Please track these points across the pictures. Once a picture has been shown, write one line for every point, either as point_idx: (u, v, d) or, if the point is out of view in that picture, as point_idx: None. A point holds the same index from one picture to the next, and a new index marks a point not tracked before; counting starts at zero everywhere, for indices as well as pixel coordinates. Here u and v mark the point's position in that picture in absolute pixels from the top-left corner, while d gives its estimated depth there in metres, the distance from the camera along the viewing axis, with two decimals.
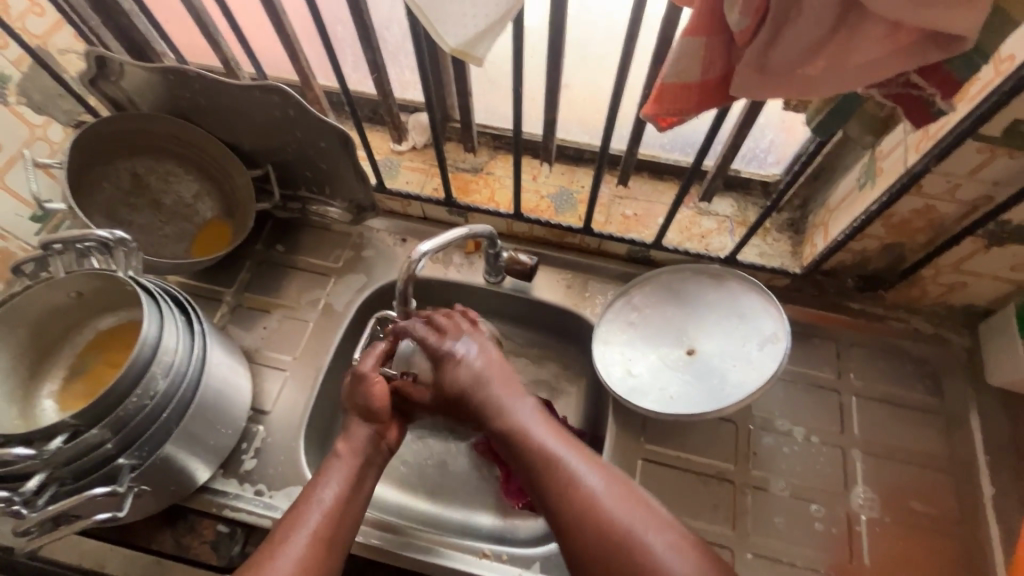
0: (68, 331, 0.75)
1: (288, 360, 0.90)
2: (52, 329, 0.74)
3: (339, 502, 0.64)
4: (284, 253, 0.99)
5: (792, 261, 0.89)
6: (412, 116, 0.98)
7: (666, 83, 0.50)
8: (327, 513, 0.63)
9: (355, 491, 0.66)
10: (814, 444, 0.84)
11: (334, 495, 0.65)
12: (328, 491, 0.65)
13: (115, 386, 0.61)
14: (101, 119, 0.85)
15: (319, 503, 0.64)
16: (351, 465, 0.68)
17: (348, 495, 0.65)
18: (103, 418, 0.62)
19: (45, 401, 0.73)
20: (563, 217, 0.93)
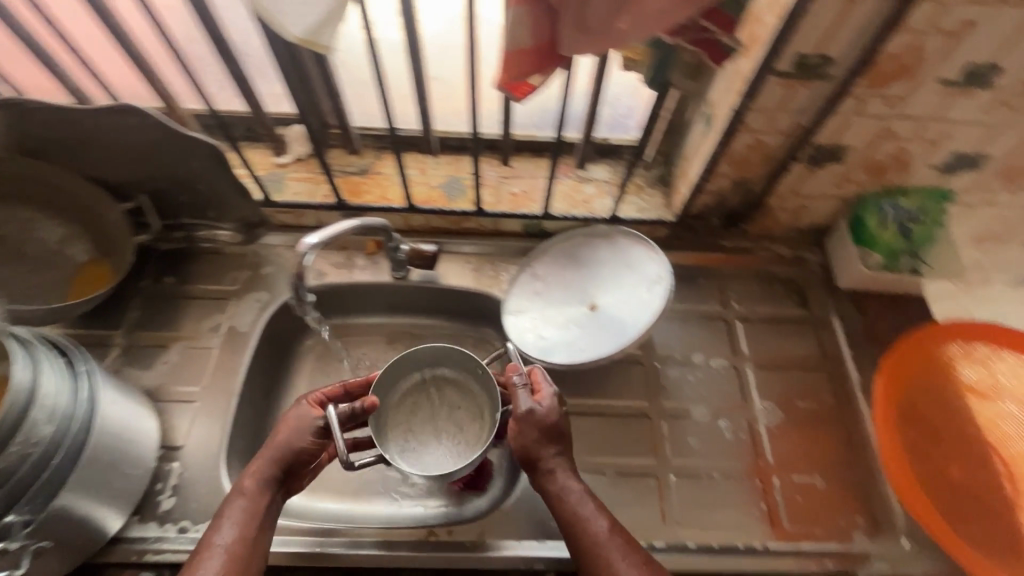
0: None
1: (196, 391, 0.86)
2: None
3: (238, 546, 0.63)
4: (175, 284, 0.94)
5: (666, 211, 0.99)
6: (289, 128, 0.98)
7: (507, 51, 0.55)
8: (227, 557, 0.62)
9: (256, 534, 0.65)
10: (713, 370, 0.93)
11: (231, 536, 0.63)
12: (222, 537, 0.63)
13: None
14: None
15: (217, 545, 0.62)
16: (246, 502, 0.66)
17: (248, 537, 0.64)
18: None
19: None
20: (455, 203, 0.97)
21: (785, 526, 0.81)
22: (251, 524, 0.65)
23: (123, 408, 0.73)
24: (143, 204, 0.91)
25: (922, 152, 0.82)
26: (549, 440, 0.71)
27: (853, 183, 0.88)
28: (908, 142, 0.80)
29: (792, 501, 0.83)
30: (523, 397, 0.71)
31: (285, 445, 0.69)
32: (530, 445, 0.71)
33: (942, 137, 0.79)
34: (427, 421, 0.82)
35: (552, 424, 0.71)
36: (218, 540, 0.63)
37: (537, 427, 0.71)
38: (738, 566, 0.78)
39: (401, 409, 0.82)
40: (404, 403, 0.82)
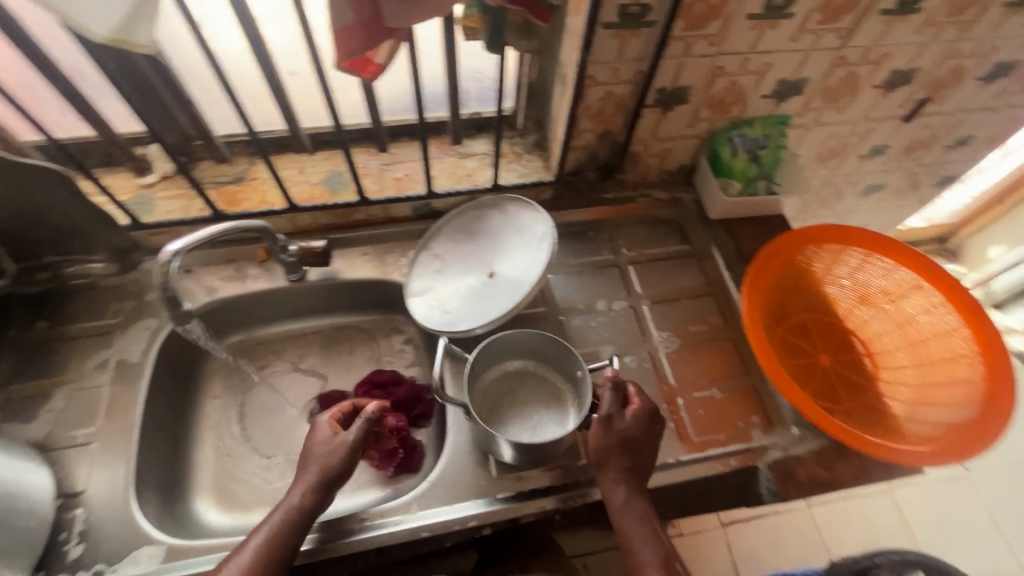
0: None
1: (91, 432, 0.81)
2: None
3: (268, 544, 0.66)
4: (49, 327, 0.88)
5: (546, 172, 1.04)
6: (149, 146, 0.94)
7: (336, 27, 0.57)
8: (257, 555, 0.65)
9: (291, 536, 0.67)
10: (613, 312, 0.99)
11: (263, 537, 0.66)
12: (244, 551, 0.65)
13: None
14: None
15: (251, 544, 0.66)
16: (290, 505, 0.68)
17: (281, 538, 0.66)
18: None
19: None
20: (340, 196, 0.96)
21: (693, 438, 0.88)
22: (282, 539, 0.66)
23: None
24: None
25: (751, 83, 0.91)
26: (625, 451, 0.73)
27: (703, 121, 0.97)
28: (738, 76, 0.89)
29: (696, 415, 0.90)
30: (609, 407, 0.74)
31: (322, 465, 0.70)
32: (604, 453, 0.73)
33: (763, 68, 0.89)
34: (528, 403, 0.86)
35: (633, 438, 0.74)
36: (243, 554, 0.65)
37: (616, 436, 0.73)
38: (656, 481, 0.84)
39: (487, 396, 0.86)
40: (502, 384, 0.87)
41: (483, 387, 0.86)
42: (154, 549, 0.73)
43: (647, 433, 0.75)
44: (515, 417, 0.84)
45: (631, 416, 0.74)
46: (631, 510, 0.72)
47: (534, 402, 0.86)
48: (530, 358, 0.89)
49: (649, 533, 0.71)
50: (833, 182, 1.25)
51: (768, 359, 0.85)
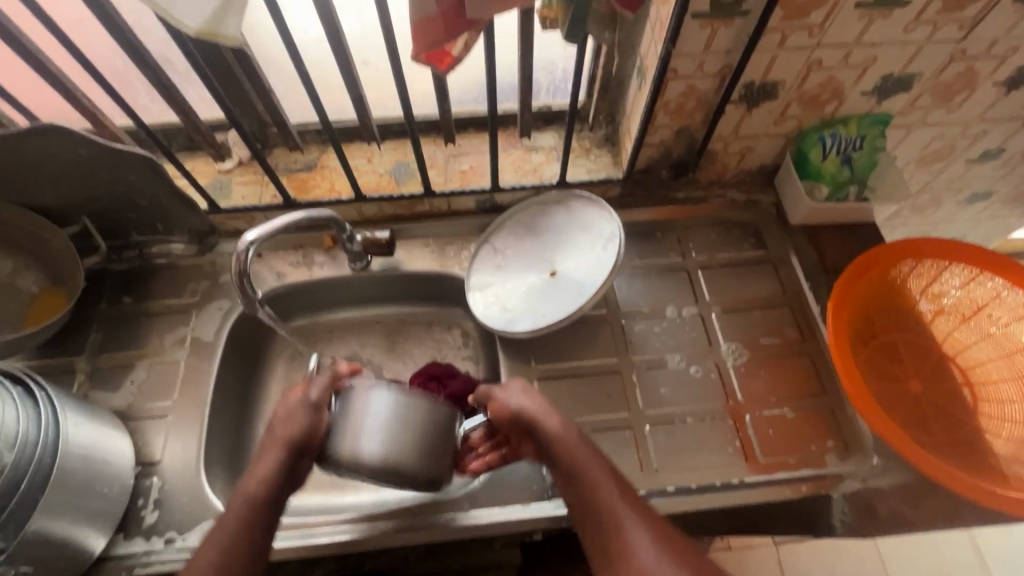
0: None
1: (168, 405, 0.86)
2: None
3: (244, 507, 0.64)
4: (134, 303, 0.94)
5: (615, 169, 1.00)
6: (228, 132, 0.97)
7: (415, 19, 0.55)
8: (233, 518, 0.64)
9: (260, 497, 0.64)
10: (678, 318, 0.94)
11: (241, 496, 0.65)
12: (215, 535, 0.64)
13: None
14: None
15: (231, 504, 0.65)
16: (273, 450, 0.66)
17: (251, 498, 0.64)
18: None
19: None
20: (405, 187, 0.96)
21: (760, 460, 0.83)
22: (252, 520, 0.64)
23: (88, 434, 0.72)
24: (88, 225, 0.90)
25: (852, 79, 0.83)
26: (550, 414, 0.70)
27: (791, 118, 0.90)
28: (838, 70, 0.81)
29: (764, 435, 0.85)
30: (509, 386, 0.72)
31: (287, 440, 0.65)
32: (522, 411, 0.70)
33: (867, 62, 0.80)
34: None
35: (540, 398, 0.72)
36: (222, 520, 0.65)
37: (525, 401, 0.70)
38: (717, 501, 0.80)
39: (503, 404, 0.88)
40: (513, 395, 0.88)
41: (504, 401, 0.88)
42: None
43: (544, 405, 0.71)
44: None
45: (528, 396, 0.71)
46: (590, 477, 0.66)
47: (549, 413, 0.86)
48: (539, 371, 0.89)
49: (623, 498, 0.65)
50: (932, 188, 1.13)
51: (853, 387, 0.77)
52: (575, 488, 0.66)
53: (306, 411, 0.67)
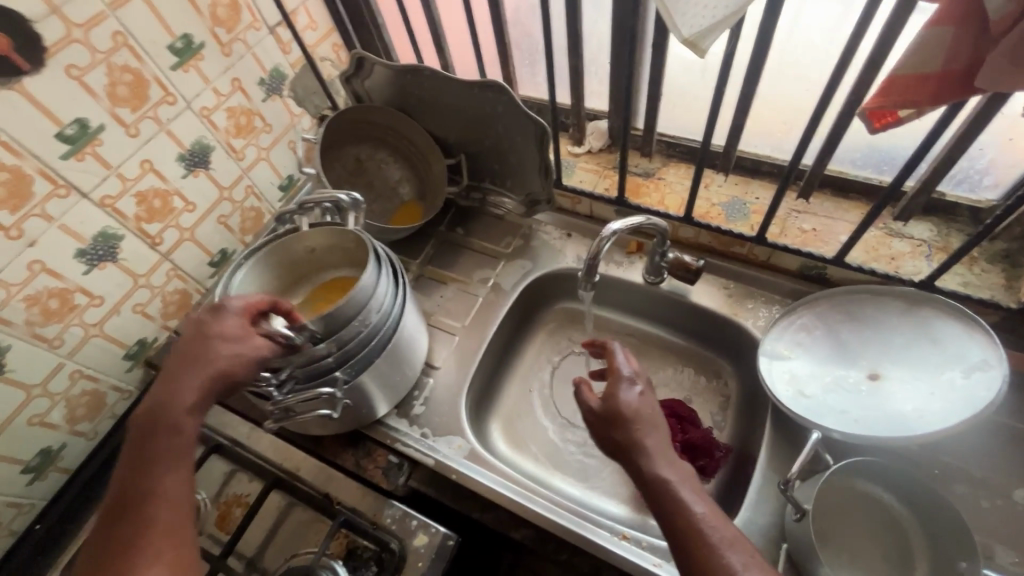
0: (300, 269, 0.92)
1: (458, 327, 1.00)
2: (290, 264, 0.91)
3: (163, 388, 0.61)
4: (463, 235, 1.11)
5: (1006, 295, 0.80)
6: (592, 122, 1.06)
7: (899, 71, 0.51)
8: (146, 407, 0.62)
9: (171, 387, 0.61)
10: (1021, 507, 0.72)
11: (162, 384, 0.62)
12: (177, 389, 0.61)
13: (345, 311, 0.74)
14: (336, 112, 1.00)
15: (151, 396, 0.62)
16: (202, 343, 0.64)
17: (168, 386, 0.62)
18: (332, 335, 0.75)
19: None
20: (734, 225, 0.93)
21: None
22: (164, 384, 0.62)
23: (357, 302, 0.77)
24: (461, 162, 1.08)
25: None
26: (615, 426, 0.67)
27: None
28: None
29: None
30: (620, 388, 0.70)
31: (187, 345, 0.64)
32: (606, 425, 0.68)
33: None
34: (854, 541, 0.72)
35: (620, 411, 0.68)
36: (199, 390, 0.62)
37: (593, 413, 0.70)
38: None
39: (847, 518, 0.73)
40: (862, 520, 0.72)
41: (841, 510, 0.73)
42: (462, 443, 0.87)
43: (633, 404, 0.68)
44: (846, 554, 0.71)
45: (615, 402, 0.69)
46: (689, 500, 0.59)
47: (867, 551, 0.71)
48: (922, 524, 0.70)
49: (717, 515, 0.58)
50: None
51: None
52: (661, 498, 0.60)
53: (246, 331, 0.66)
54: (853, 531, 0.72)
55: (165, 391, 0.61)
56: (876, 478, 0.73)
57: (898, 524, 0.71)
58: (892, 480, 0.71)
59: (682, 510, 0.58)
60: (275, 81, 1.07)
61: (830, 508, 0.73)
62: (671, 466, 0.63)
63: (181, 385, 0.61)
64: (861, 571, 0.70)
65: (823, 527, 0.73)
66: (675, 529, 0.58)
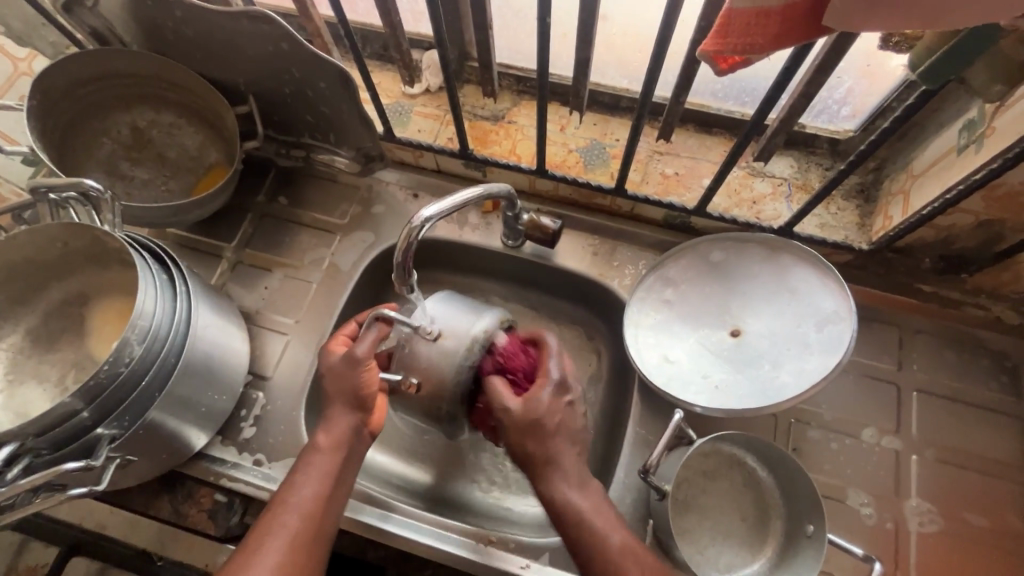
0: (43, 284, 0.69)
1: (291, 324, 0.84)
2: (21, 278, 0.67)
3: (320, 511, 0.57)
4: (288, 207, 0.91)
5: (859, 234, 0.77)
6: (425, 54, 0.88)
7: (734, 7, 0.38)
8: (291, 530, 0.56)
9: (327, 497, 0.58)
10: (867, 444, 0.74)
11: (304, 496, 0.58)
12: (305, 490, 0.58)
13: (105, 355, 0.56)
14: (53, 62, 0.75)
15: (291, 505, 0.57)
16: (327, 462, 0.60)
17: (322, 497, 0.58)
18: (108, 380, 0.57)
19: None
20: (593, 174, 0.82)
21: None
22: (342, 473, 0.60)
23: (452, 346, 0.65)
24: (253, 108, 0.84)
25: None
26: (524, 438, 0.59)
27: None
28: None
29: None
30: (500, 387, 0.61)
31: (324, 459, 0.60)
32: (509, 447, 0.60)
33: None
34: (713, 506, 0.71)
35: (532, 420, 0.59)
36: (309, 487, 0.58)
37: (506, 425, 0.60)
38: None
39: (706, 483, 0.72)
40: (720, 483, 0.71)
41: (701, 476, 0.72)
42: None
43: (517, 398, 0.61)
44: (703, 521, 0.70)
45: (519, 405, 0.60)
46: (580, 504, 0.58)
47: (724, 514, 0.70)
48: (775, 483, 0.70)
49: (608, 517, 0.58)
50: None
51: None
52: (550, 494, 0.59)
53: (346, 357, 0.62)
54: (711, 496, 0.71)
55: (300, 498, 0.57)
56: (738, 442, 0.71)
57: (753, 485, 0.71)
58: (750, 444, 0.70)
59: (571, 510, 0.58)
60: None
61: (694, 474, 0.72)
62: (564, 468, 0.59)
63: (300, 485, 0.58)
64: (717, 537, 0.69)
65: (684, 496, 0.71)
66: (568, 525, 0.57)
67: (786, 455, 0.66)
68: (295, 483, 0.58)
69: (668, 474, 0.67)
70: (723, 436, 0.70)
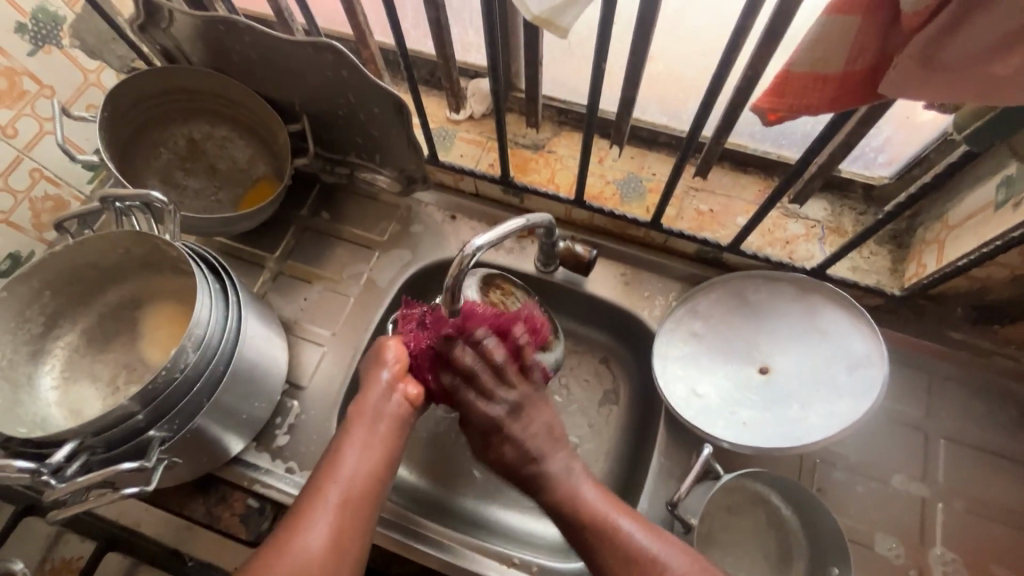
0: (100, 287, 0.72)
1: (327, 335, 0.86)
2: (82, 280, 0.71)
3: (364, 476, 0.58)
4: (329, 222, 0.94)
5: (890, 279, 0.78)
6: (472, 82, 0.91)
7: (792, 71, 0.40)
8: (342, 494, 0.56)
9: (378, 463, 0.59)
10: (892, 489, 0.74)
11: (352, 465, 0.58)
12: (348, 463, 0.58)
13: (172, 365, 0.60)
14: (127, 79, 0.81)
15: (339, 474, 0.57)
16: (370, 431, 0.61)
17: (371, 465, 0.59)
18: (178, 379, 0.61)
19: (44, 377, 0.69)
20: (629, 207, 0.85)
21: None
22: (383, 445, 0.60)
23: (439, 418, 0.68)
24: (305, 127, 0.88)
25: None
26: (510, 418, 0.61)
27: None
28: None
29: None
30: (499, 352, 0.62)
31: (373, 424, 0.62)
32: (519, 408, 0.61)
33: None
34: (736, 542, 0.71)
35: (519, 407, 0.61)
36: (353, 449, 0.59)
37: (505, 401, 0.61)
38: None
39: (730, 518, 0.72)
40: (744, 519, 0.72)
41: (724, 510, 0.73)
42: None
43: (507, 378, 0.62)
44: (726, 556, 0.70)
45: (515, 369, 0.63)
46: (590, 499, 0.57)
47: (747, 551, 0.71)
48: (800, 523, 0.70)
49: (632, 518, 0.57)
50: None
51: None
52: (552, 494, 0.58)
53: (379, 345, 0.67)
54: (734, 532, 0.72)
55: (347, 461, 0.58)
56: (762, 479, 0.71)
57: (776, 523, 0.71)
58: (775, 482, 0.70)
59: (541, 483, 0.58)
60: (45, 26, 0.81)
61: (718, 509, 0.73)
62: (556, 456, 0.60)
63: (349, 448, 0.59)
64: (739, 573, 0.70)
65: (708, 530, 0.71)
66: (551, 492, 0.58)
67: (812, 497, 0.66)
68: (339, 455, 0.58)
69: (694, 507, 0.68)
70: (749, 473, 0.70)
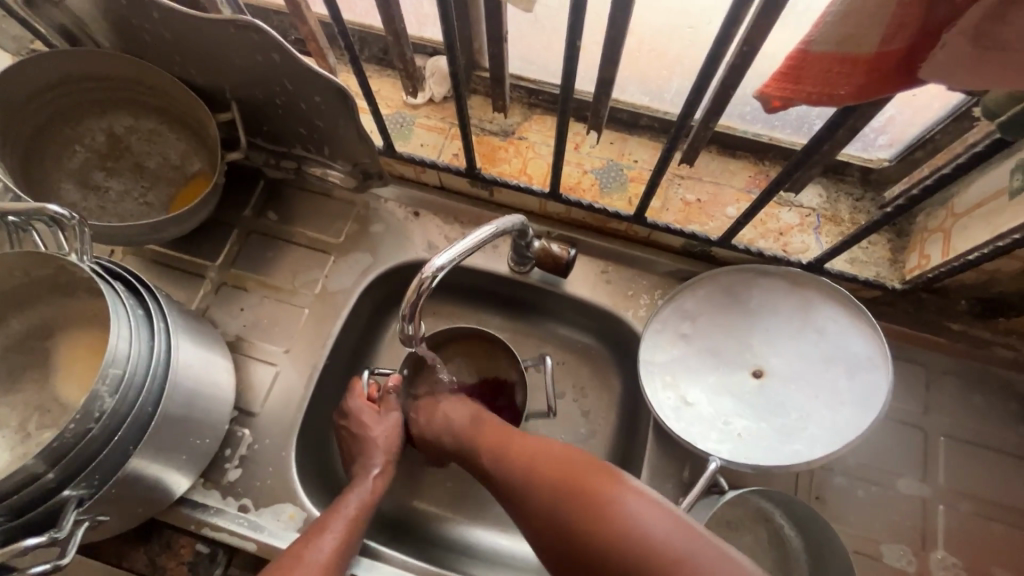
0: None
1: (279, 354, 0.77)
2: None
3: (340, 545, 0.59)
4: (277, 223, 0.84)
5: (891, 271, 0.73)
6: (429, 60, 0.82)
7: (812, 50, 0.36)
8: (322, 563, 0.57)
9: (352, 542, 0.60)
10: (891, 492, 0.71)
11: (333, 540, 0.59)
12: (323, 551, 0.58)
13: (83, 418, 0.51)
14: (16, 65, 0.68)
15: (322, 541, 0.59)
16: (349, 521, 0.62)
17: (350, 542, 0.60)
18: (91, 432, 0.52)
19: None
20: (610, 199, 0.77)
21: None
22: (355, 539, 0.61)
23: None
24: (235, 115, 0.77)
25: None
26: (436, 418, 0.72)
27: None
28: None
29: None
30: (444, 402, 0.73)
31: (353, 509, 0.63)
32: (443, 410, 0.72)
33: None
34: None
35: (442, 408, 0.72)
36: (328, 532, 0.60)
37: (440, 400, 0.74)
38: None
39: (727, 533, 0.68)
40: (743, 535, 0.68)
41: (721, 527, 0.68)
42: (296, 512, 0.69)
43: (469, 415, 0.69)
44: None
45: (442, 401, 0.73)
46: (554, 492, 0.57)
47: None
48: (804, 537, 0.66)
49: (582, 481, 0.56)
50: None
51: None
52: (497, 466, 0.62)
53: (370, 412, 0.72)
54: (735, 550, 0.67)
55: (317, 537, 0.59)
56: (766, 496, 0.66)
57: (776, 536, 0.68)
58: (777, 498, 0.66)
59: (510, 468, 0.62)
60: None
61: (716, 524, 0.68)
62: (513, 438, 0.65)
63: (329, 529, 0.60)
64: None
65: None
66: (559, 484, 0.56)
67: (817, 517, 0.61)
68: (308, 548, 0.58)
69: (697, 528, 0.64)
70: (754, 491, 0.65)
